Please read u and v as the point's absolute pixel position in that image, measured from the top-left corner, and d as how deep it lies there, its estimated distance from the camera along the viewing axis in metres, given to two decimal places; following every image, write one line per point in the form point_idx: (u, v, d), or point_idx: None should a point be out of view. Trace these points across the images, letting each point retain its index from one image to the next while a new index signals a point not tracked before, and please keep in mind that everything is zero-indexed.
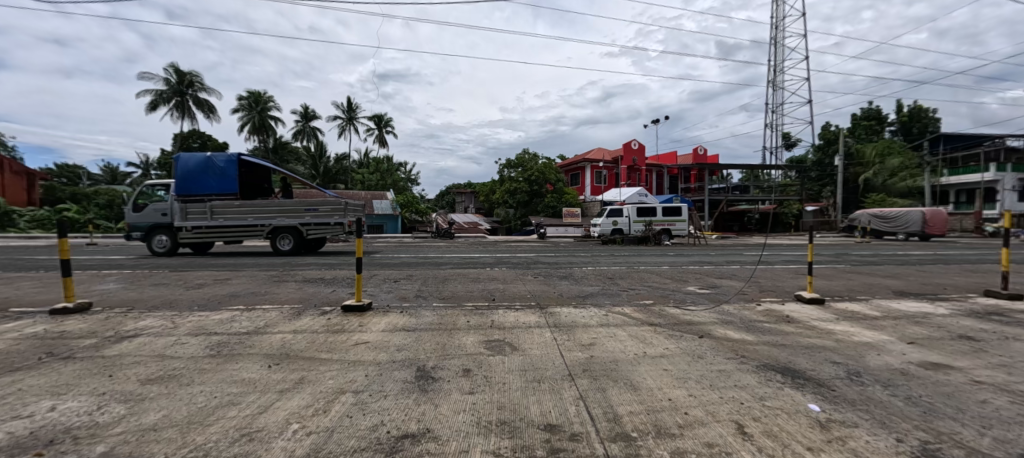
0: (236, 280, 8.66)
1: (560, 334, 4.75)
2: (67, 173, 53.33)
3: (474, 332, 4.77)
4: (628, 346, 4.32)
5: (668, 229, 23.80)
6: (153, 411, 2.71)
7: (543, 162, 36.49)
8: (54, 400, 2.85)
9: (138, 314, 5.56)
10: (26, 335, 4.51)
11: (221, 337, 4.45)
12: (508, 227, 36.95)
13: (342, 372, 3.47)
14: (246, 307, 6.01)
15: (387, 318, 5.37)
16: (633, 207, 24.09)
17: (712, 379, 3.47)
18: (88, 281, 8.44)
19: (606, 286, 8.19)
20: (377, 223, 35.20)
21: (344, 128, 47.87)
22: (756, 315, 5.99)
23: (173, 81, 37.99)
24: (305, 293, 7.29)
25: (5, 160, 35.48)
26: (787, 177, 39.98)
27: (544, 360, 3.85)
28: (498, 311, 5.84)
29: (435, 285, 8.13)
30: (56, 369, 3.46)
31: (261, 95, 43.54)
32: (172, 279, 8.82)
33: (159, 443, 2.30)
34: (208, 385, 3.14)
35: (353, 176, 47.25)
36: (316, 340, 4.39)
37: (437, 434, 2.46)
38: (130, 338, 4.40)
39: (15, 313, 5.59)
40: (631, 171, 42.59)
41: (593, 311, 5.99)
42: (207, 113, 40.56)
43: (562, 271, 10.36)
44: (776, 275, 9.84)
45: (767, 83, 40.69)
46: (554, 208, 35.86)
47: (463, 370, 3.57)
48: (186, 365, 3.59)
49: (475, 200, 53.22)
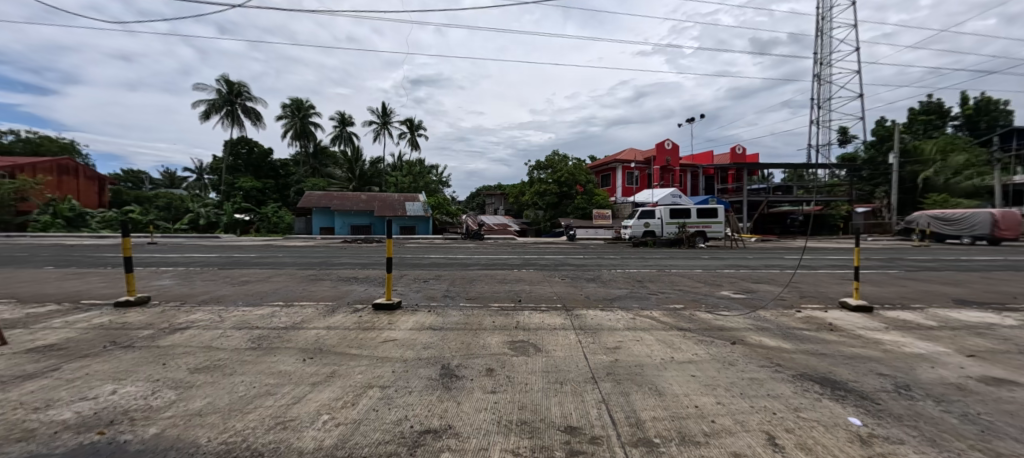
0: (275, 278, 9.15)
1: (585, 337, 4.72)
2: (132, 178, 58.24)
3: (499, 333, 4.81)
4: (655, 350, 4.23)
5: (703, 231, 22.92)
6: (199, 397, 2.92)
7: (573, 163, 36.03)
8: (116, 385, 3.13)
9: (190, 308, 6.00)
10: (94, 325, 4.97)
11: (262, 331, 4.72)
12: (537, 228, 37.09)
13: (371, 368, 3.60)
14: (284, 303, 6.35)
15: (415, 317, 5.50)
16: (665, 208, 23.33)
17: (743, 387, 3.34)
18: (145, 277, 9.20)
19: (634, 289, 8.05)
20: (409, 224, 36.03)
21: (378, 133, 49.19)
22: (794, 322, 5.69)
23: (223, 91, 40.53)
24: (337, 291, 7.60)
25: (82, 167, 39.43)
26: (835, 178, 37.65)
27: (568, 363, 3.84)
28: (523, 312, 5.86)
29: (462, 285, 8.25)
30: (117, 357, 3.80)
31: (302, 102, 45.52)
32: (219, 276, 9.41)
33: (203, 428, 2.48)
34: (247, 376, 3.35)
35: (387, 178, 48.61)
36: (347, 336, 4.57)
37: (457, 431, 2.52)
38: (181, 330, 4.75)
39: (85, 305, 6.16)
40: (664, 171, 41.52)
41: (620, 314, 5.91)
42: (253, 120, 43.00)
43: (590, 273, 10.26)
44: (819, 280, 9.30)
45: (813, 77, 38.46)
46: (584, 209, 35.59)
47: (487, 369, 3.62)
48: (230, 357, 3.84)
49: (505, 202, 53.56)
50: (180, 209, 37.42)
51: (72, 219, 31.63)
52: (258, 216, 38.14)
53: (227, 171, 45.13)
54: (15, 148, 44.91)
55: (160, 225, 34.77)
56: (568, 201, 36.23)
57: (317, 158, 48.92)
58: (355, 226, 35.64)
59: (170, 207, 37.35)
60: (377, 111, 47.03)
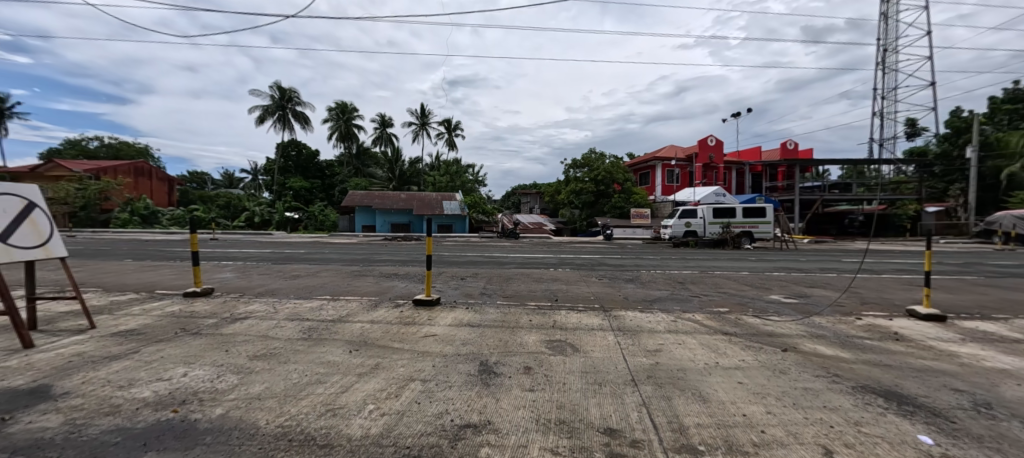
0: (321, 273, 9.63)
1: (623, 338, 4.62)
2: (197, 179, 63.43)
3: (536, 331, 4.81)
4: (698, 354, 4.08)
5: (750, 231, 21.81)
6: (258, 383, 3.14)
7: (610, 161, 35.43)
8: (186, 368, 3.42)
9: (248, 299, 6.47)
10: (166, 313, 5.46)
11: (312, 323, 4.99)
12: (574, 228, 36.22)
13: (412, 361, 3.71)
14: (332, 297, 6.69)
15: (454, 313, 5.62)
16: (708, 207, 22.39)
17: (796, 397, 3.15)
18: (209, 270, 9.98)
19: (675, 290, 7.80)
20: (446, 222, 36.78)
21: (417, 134, 50.50)
22: (855, 330, 5.29)
23: (276, 97, 43.12)
24: (380, 286, 7.90)
25: (155, 169, 43.61)
26: (901, 174, 34.53)
27: (607, 364, 3.79)
28: (560, 311, 5.84)
29: (499, 283, 8.33)
30: (187, 343, 4.15)
31: (347, 105, 47.54)
32: (273, 271, 10.03)
33: (262, 411, 2.67)
34: (300, 364, 3.56)
35: (425, 178, 49.89)
36: (389, 330, 4.75)
37: (497, 428, 2.54)
38: (240, 320, 5.12)
39: (159, 295, 6.79)
40: (706, 168, 39.86)
41: (660, 316, 5.75)
42: (302, 124, 45.45)
43: (629, 274, 10.04)
44: (882, 286, 8.57)
45: (876, 65, 35.41)
46: (621, 208, 34.90)
47: (525, 368, 3.63)
48: (284, 346, 4.10)
49: (540, 201, 53.51)
50: (237, 207, 40.13)
51: (146, 216, 34.79)
52: (305, 215, 39.98)
53: (279, 172, 47.96)
54: (100, 153, 50.08)
55: (220, 222, 37.58)
56: (605, 200, 35.65)
57: (360, 159, 51.01)
58: (395, 224, 36.83)
59: (229, 205, 40.10)
60: (416, 112, 48.25)
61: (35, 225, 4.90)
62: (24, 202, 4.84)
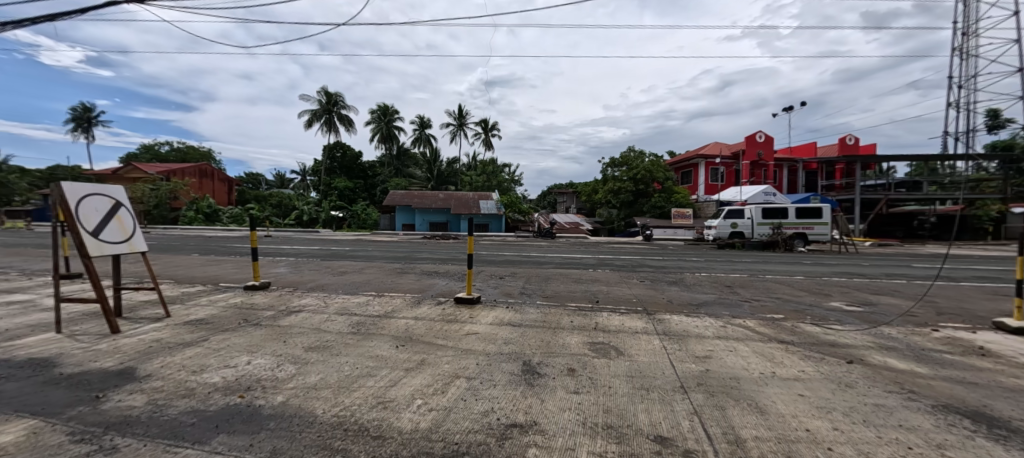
0: (366, 270, 10.03)
1: (670, 343, 4.46)
2: (253, 180, 67.96)
3: (578, 333, 4.75)
4: (752, 362, 3.87)
5: (804, 233, 20.47)
6: (314, 373, 3.31)
7: (649, 160, 34.51)
8: (250, 357, 3.66)
9: (301, 293, 6.84)
10: (230, 305, 5.90)
11: (360, 318, 5.20)
12: (611, 228, 35.58)
13: (457, 358, 3.77)
14: (377, 293, 6.95)
15: (495, 312, 5.66)
16: (757, 207, 21.24)
17: (866, 414, 2.90)
18: (265, 265, 10.68)
19: (722, 294, 7.45)
20: (482, 222, 37.20)
21: (455, 134, 51.32)
22: (932, 343, 4.80)
23: (323, 102, 45.33)
24: (422, 283, 8.10)
25: (216, 171, 47.32)
26: (982, 171, 31.02)
27: (654, 368, 3.67)
28: (602, 313, 5.74)
29: (538, 283, 8.32)
30: (250, 332, 4.46)
31: (389, 108, 49.11)
32: (322, 267, 10.56)
33: (319, 400, 2.80)
34: (351, 357, 3.71)
35: (462, 178, 50.66)
36: (433, 327, 4.86)
37: (543, 428, 2.53)
38: (295, 312, 5.42)
39: (223, 287, 7.34)
40: (754, 166, 37.80)
41: (708, 320, 5.50)
42: (347, 126, 47.47)
43: (672, 276, 9.71)
44: (962, 295, 7.73)
45: (953, 51, 32.00)
46: (661, 208, 33.84)
47: (568, 369, 3.60)
48: (336, 339, 4.29)
49: (577, 201, 52.95)
50: (288, 206, 42.44)
51: (209, 214, 37.70)
52: (349, 214, 41.71)
53: (326, 172, 50.38)
54: (170, 157, 54.86)
55: (273, 221, 40.05)
56: (644, 199, 34.69)
57: (400, 160, 52.58)
58: (433, 223, 37.68)
59: (281, 205, 42.45)
60: (454, 113, 48.99)
61: (120, 222, 5.40)
62: (112, 202, 5.35)
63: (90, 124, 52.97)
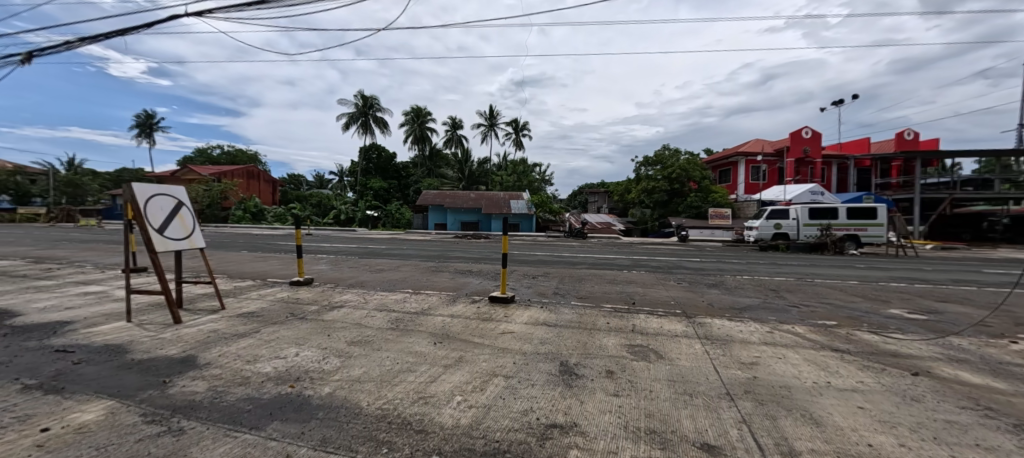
0: (403, 267, 10.29)
1: (712, 347, 4.29)
2: (294, 181, 71.31)
3: (615, 334, 4.66)
4: (804, 371, 3.65)
5: (856, 235, 19.18)
6: (358, 366, 3.42)
7: (685, 158, 33.51)
8: (297, 349, 3.83)
9: (342, 290, 7.09)
10: (278, 299, 6.20)
11: (398, 314, 5.33)
12: (644, 228, 34.74)
13: (493, 357, 3.79)
14: (413, 291, 7.11)
15: (529, 312, 5.66)
16: (803, 207, 20.08)
17: (937, 431, 2.67)
18: (308, 262, 11.17)
19: (768, 298, 7.09)
20: (513, 222, 37.30)
21: (486, 134, 51.71)
22: (1011, 357, 4.36)
23: (360, 105, 46.91)
24: (456, 282, 8.22)
25: (263, 172, 50.17)
26: None
27: (696, 373, 3.54)
28: (639, 315, 5.60)
29: (572, 283, 8.24)
30: (297, 326, 4.66)
31: (421, 109, 50.09)
32: (360, 264, 10.91)
33: (364, 393, 2.89)
34: (391, 353, 3.81)
35: (493, 178, 51.02)
36: (469, 324, 4.92)
37: (584, 430, 2.49)
38: (337, 308, 5.63)
39: (271, 282, 7.75)
40: (799, 164, 35.82)
41: (752, 325, 5.25)
42: (382, 128, 48.89)
43: (711, 278, 9.35)
44: None
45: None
46: (698, 207, 32.60)
47: (607, 371, 3.53)
48: (376, 334, 4.42)
49: (609, 200, 52.04)
50: (327, 205, 44.20)
51: (256, 213, 39.90)
52: (384, 213, 42.94)
53: (362, 173, 52.08)
54: (221, 159, 58.52)
55: (313, 219, 41.88)
56: (679, 199, 33.65)
57: (432, 160, 53.54)
58: (465, 222, 38.16)
59: (320, 204, 44.27)
60: (485, 113, 49.35)
61: (182, 220, 5.81)
62: (174, 201, 5.75)
63: (152, 130, 57.37)
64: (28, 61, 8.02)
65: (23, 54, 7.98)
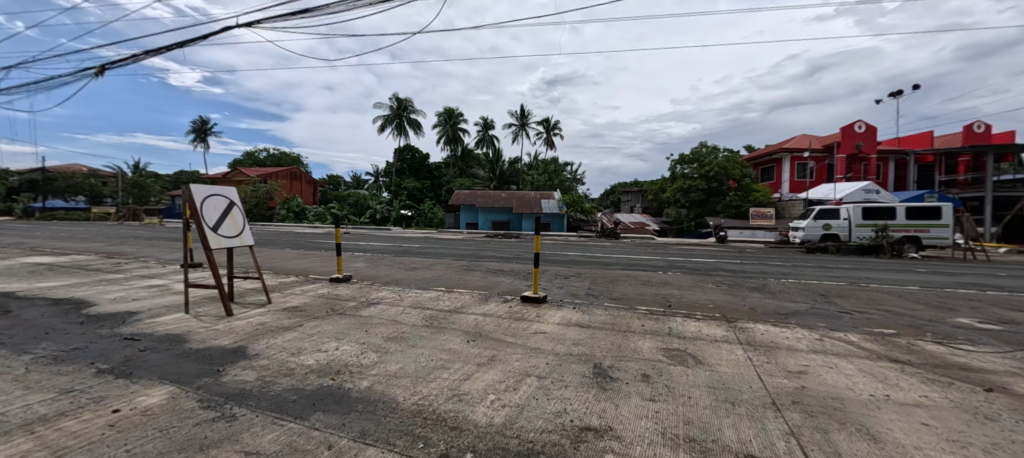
0: (436, 266, 10.49)
1: (756, 354, 4.08)
2: (333, 181, 74.22)
3: (651, 337, 4.55)
4: (859, 382, 3.41)
5: (917, 237, 17.75)
6: (394, 362, 3.52)
7: (724, 156, 32.24)
8: (337, 343, 3.98)
9: (378, 287, 7.33)
10: (319, 294, 6.49)
11: (433, 312, 5.44)
12: (680, 229, 33.69)
13: (526, 356, 3.79)
14: (446, 289, 7.24)
15: (562, 312, 5.61)
16: (856, 207, 18.74)
17: (1017, 454, 2.41)
18: (346, 259, 11.60)
19: (816, 304, 6.68)
20: (544, 221, 37.17)
21: (517, 134, 51.77)
22: None
23: (394, 107, 48.18)
24: (488, 281, 8.28)
25: (305, 174, 52.73)
26: None
27: (738, 380, 3.39)
28: (675, 318, 5.43)
29: (605, 284, 8.12)
30: (337, 321, 4.86)
31: (454, 111, 50.76)
32: (395, 262, 11.22)
33: (400, 388, 2.97)
34: (426, 349, 3.89)
35: (524, 177, 51.11)
36: (502, 324, 4.95)
37: (619, 435, 2.44)
38: (374, 304, 5.81)
39: (313, 279, 8.11)
40: (851, 161, 33.54)
41: (800, 332, 4.96)
42: (415, 130, 50.00)
43: (753, 281, 8.91)
44: None
45: None
46: (738, 207, 31.10)
47: (643, 375, 3.44)
48: (411, 331, 4.53)
49: (642, 200, 50.76)
50: (363, 205, 45.69)
51: (298, 212, 41.88)
52: (418, 213, 43.91)
53: (397, 174, 53.47)
54: (267, 162, 61.78)
55: (351, 219, 43.46)
56: (717, 198, 32.37)
57: (464, 161, 54.19)
58: (496, 222, 38.39)
59: (357, 204, 45.85)
60: (516, 113, 49.39)
61: (233, 220, 6.17)
62: (227, 201, 6.11)
63: (206, 134, 61.35)
64: (101, 74, 8.82)
65: (97, 67, 8.77)
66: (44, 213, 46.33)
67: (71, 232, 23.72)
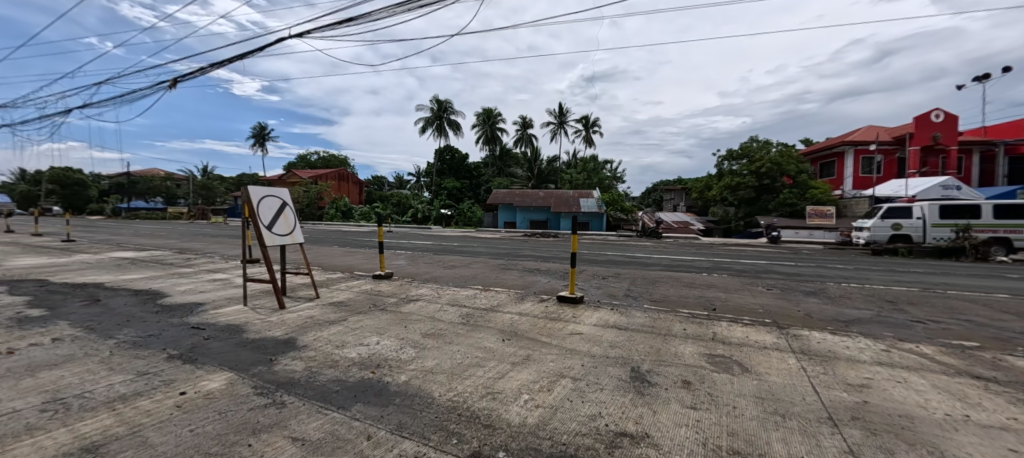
0: (473, 264, 10.63)
1: (810, 364, 3.80)
2: (378, 182, 77.25)
3: (693, 342, 4.36)
4: (933, 400, 3.08)
5: (1007, 238, 15.78)
6: (431, 358, 3.60)
7: (777, 151, 30.35)
8: (378, 338, 4.13)
9: (417, 284, 7.53)
10: (363, 290, 6.77)
11: (469, 310, 5.51)
12: (727, 228, 32.12)
13: (561, 357, 3.74)
14: (483, 287, 7.30)
15: (599, 313, 5.50)
16: (932, 204, 17.02)
17: None
18: (388, 257, 12.01)
19: (883, 311, 6.10)
20: (583, 220, 36.81)
21: (555, 133, 51.31)
22: None
23: (435, 109, 49.29)
24: (524, 280, 8.28)
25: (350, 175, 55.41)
26: None
27: (790, 392, 3.17)
28: (721, 323, 5.16)
29: (644, 286, 7.87)
30: (378, 316, 5.03)
31: (492, 111, 51.13)
32: (434, 261, 11.48)
33: (435, 384, 3.03)
34: (462, 347, 3.95)
35: (563, 176, 51.06)
36: (537, 323, 4.92)
37: (657, 443, 2.36)
38: (413, 301, 5.96)
39: (357, 275, 8.46)
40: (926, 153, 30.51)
41: (862, 341, 4.56)
42: (455, 131, 50.90)
43: (809, 286, 8.30)
44: None
45: None
46: (794, 205, 29.11)
47: (683, 382, 3.29)
48: (448, 328, 4.62)
49: (686, 198, 48.73)
50: (405, 205, 47.20)
51: (345, 212, 43.98)
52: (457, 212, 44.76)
53: (437, 174, 54.73)
54: (317, 164, 65.37)
55: (393, 218, 45.08)
56: (769, 196, 30.47)
57: (503, 160, 54.48)
58: (534, 221, 38.39)
59: (400, 203, 47.45)
60: (555, 112, 49.00)
61: (285, 219, 6.57)
62: (280, 201, 6.51)
63: (264, 140, 65.88)
64: (174, 86, 9.67)
65: (170, 80, 9.63)
66: (129, 213, 51.76)
67: (152, 229, 26.34)
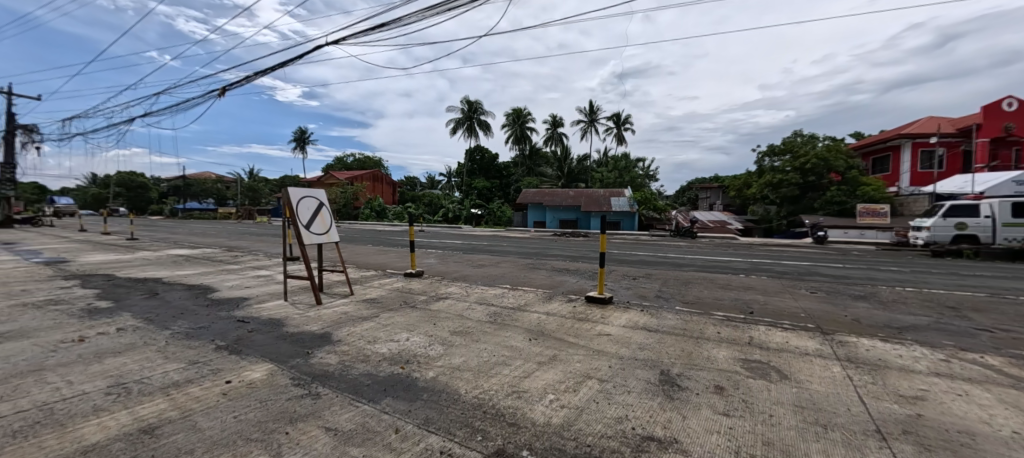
0: (502, 264, 10.69)
1: (857, 373, 3.57)
2: (410, 182, 79.10)
3: (727, 346, 4.20)
4: (998, 416, 2.82)
5: None
6: (458, 355, 3.66)
7: (823, 146, 28.71)
8: (407, 334, 4.24)
9: (447, 282, 7.65)
10: (394, 288, 6.96)
11: (497, 308, 5.55)
12: (767, 228, 30.89)
13: (588, 358, 3.70)
14: (511, 286, 7.33)
15: (628, 314, 5.40)
16: (1003, 201, 15.54)
17: None
18: (420, 256, 12.30)
19: (942, 318, 5.64)
20: (614, 219, 36.29)
21: (586, 131, 50.65)
22: None
23: (465, 110, 49.87)
24: (552, 280, 8.25)
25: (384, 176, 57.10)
26: None
27: (833, 401, 2.99)
28: (758, 327, 4.94)
29: (677, 287, 7.64)
30: (408, 314, 5.16)
31: (522, 110, 51.09)
32: (463, 259, 11.65)
33: (462, 381, 3.08)
34: (488, 345, 3.99)
35: (593, 175, 50.31)
36: (565, 324, 4.89)
37: (686, 449, 2.29)
38: (442, 299, 6.07)
39: (389, 273, 8.71)
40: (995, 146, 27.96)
41: (916, 350, 4.24)
42: (485, 131, 51.29)
43: (857, 289, 7.78)
44: None
45: None
46: (841, 203, 27.34)
47: (715, 387, 3.18)
48: (476, 326, 4.67)
49: (723, 196, 46.85)
50: (436, 204, 48.10)
51: (379, 211, 45.37)
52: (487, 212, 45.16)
53: (467, 174, 55.37)
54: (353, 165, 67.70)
55: (425, 218, 46.07)
56: (814, 193, 28.83)
57: (532, 159, 54.39)
58: (563, 220, 38.15)
59: (431, 203, 48.43)
60: (585, 110, 48.38)
61: (322, 218, 6.85)
62: (317, 201, 6.79)
63: (304, 143, 68.92)
64: (223, 94, 10.31)
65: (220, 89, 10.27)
66: (184, 213, 55.62)
67: (204, 228, 28.10)
